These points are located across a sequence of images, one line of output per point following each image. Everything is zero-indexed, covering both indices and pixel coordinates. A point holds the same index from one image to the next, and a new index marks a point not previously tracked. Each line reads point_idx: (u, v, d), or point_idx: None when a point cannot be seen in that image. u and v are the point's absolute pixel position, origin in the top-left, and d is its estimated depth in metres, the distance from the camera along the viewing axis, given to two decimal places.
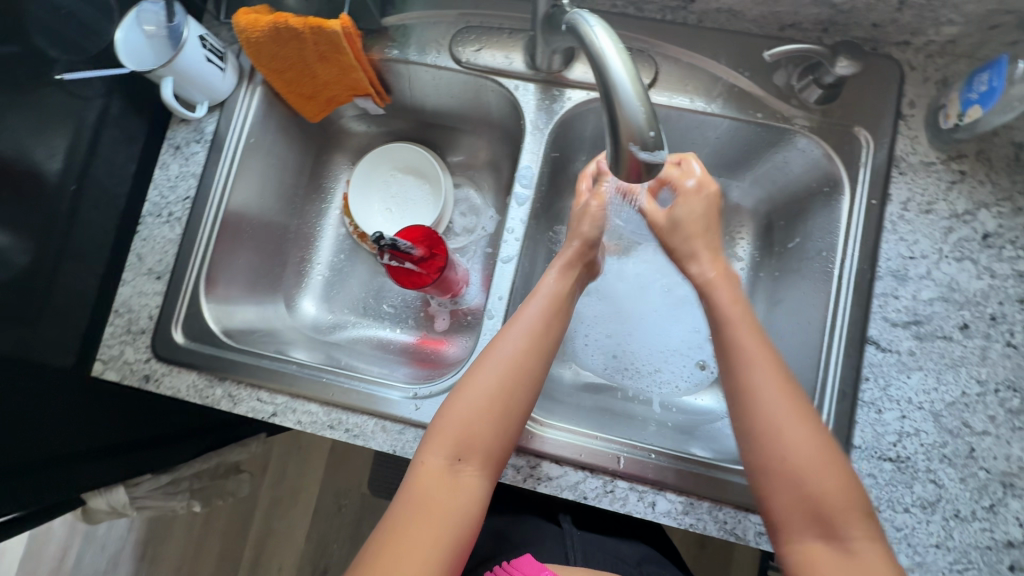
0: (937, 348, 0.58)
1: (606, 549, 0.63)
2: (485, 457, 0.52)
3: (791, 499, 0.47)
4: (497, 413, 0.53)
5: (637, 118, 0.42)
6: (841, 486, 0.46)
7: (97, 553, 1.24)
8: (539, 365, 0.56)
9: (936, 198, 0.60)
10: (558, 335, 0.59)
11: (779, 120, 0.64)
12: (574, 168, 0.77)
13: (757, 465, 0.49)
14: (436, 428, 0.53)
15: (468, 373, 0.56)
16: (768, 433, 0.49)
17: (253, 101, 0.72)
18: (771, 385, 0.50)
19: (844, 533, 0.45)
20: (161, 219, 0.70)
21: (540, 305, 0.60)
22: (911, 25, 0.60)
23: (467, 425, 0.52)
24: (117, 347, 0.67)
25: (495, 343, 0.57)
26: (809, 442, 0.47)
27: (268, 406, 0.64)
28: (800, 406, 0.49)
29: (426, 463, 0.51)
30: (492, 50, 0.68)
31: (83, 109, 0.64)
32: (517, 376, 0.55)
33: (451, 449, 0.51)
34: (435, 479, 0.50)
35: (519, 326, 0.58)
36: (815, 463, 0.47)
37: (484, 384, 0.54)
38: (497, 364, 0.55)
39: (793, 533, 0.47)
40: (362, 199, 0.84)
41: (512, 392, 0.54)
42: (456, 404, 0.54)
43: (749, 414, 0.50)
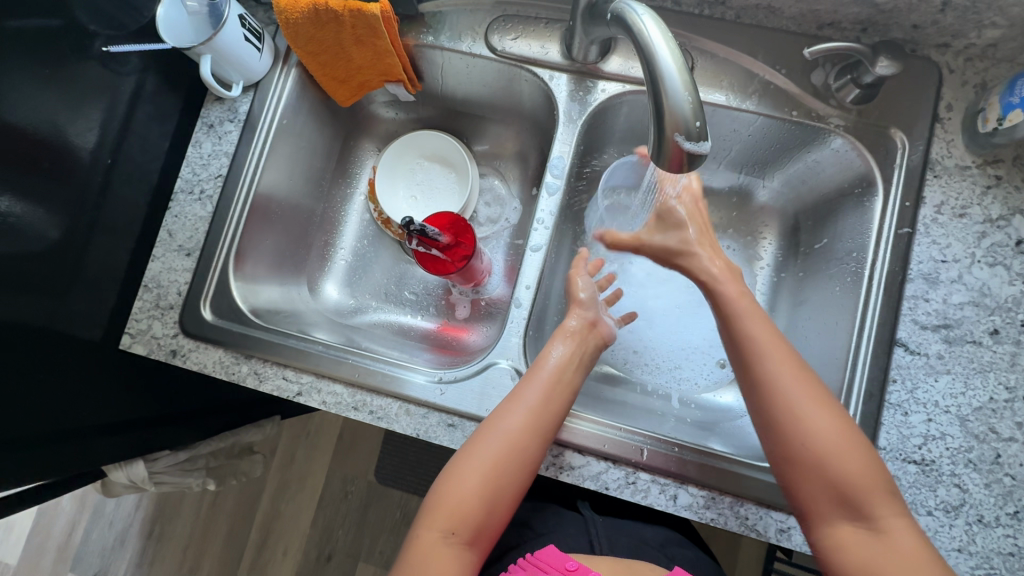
0: (966, 353, 0.58)
1: (631, 535, 0.65)
2: (476, 534, 0.52)
3: (818, 489, 0.48)
4: (489, 491, 0.53)
5: (682, 108, 0.42)
6: (866, 470, 0.47)
7: (105, 529, 1.26)
8: (537, 445, 0.55)
9: (970, 203, 0.60)
10: (560, 414, 0.57)
11: (814, 118, 0.64)
12: (601, 161, 0.77)
13: (782, 456, 0.50)
14: (433, 498, 0.53)
15: (465, 447, 0.55)
16: (790, 420, 0.50)
17: (287, 83, 0.72)
18: (784, 373, 0.51)
19: (872, 513, 0.47)
20: (192, 195, 0.70)
21: (543, 380, 0.58)
22: (953, 27, 0.60)
23: (461, 502, 0.52)
24: (145, 321, 0.66)
25: (494, 416, 0.56)
26: (828, 427, 0.49)
27: (293, 385, 0.64)
28: (817, 392, 0.50)
29: (419, 537, 0.52)
30: (527, 40, 0.69)
31: (120, 84, 0.65)
32: (512, 454, 0.54)
33: (444, 523, 0.52)
34: (427, 553, 0.50)
35: (520, 401, 0.56)
36: (837, 445, 0.48)
37: (482, 459, 0.53)
38: (495, 438, 0.54)
39: (820, 520, 0.49)
40: (388, 185, 0.84)
41: (506, 472, 0.53)
42: (452, 477, 0.53)
43: (766, 404, 0.51)
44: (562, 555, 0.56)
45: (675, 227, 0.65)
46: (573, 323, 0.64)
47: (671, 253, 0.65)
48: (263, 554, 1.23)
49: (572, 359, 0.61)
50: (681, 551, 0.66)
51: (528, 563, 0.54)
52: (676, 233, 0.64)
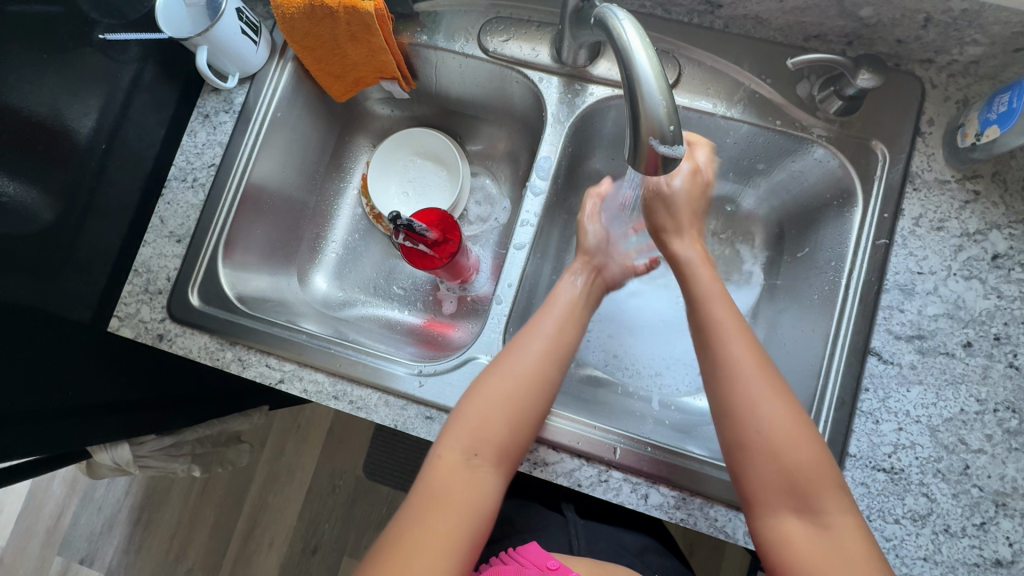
0: (938, 363, 0.58)
1: (609, 539, 0.65)
2: (500, 456, 0.53)
3: (765, 477, 0.48)
4: (512, 412, 0.54)
5: (658, 112, 0.43)
6: (816, 463, 0.48)
7: (93, 513, 1.27)
8: (556, 368, 0.57)
9: (948, 216, 0.60)
10: (575, 340, 0.60)
11: (797, 129, 0.65)
12: (591, 164, 0.78)
13: (734, 441, 0.50)
14: (453, 423, 0.54)
15: (485, 372, 0.57)
16: (744, 406, 0.50)
17: (283, 76, 0.74)
18: (744, 358, 0.52)
19: (818, 507, 0.47)
20: (185, 183, 0.71)
21: (560, 309, 0.62)
22: (935, 43, 0.61)
23: (484, 422, 0.53)
24: (134, 305, 0.67)
25: (514, 343, 0.59)
26: (784, 420, 0.49)
27: (276, 372, 0.65)
28: (776, 381, 0.51)
29: (441, 456, 0.52)
30: (519, 42, 0.70)
31: (119, 72, 0.66)
32: (534, 380, 0.56)
33: (466, 445, 0.53)
34: (450, 473, 0.51)
35: (539, 327, 0.60)
36: (789, 434, 0.48)
37: (503, 380, 0.55)
38: (513, 367, 0.56)
39: (767, 509, 0.49)
40: (381, 182, 0.86)
41: (527, 394, 0.55)
42: (474, 398, 0.55)
43: (727, 390, 0.51)
44: (544, 552, 0.56)
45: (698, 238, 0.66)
46: (580, 264, 0.68)
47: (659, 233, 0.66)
48: (248, 545, 1.24)
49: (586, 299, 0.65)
50: (658, 558, 0.66)
51: (511, 558, 0.55)
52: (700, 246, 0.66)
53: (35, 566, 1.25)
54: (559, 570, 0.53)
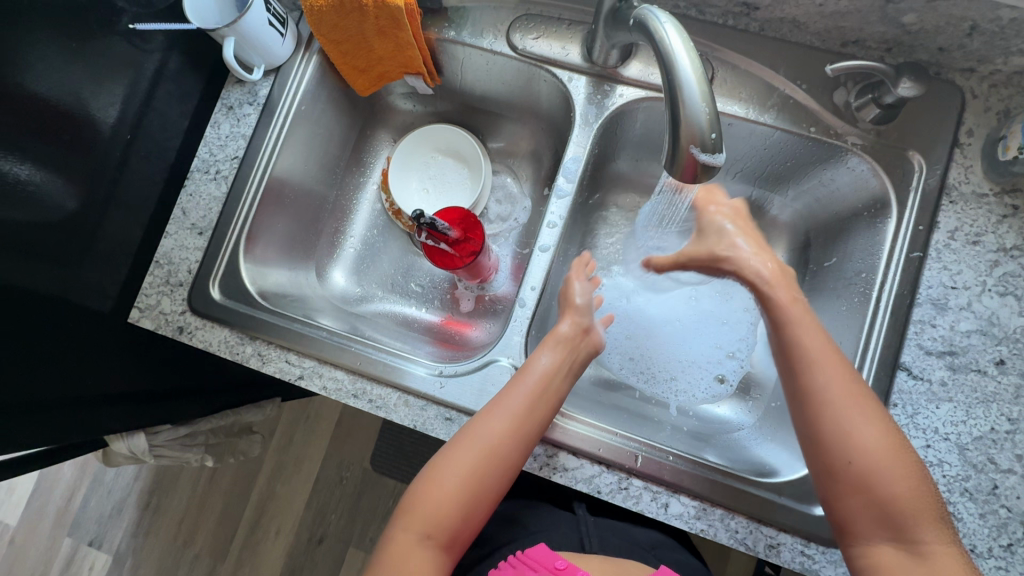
0: (969, 381, 0.57)
1: (623, 536, 0.65)
2: (452, 537, 0.53)
3: (858, 503, 0.48)
4: (467, 497, 0.53)
5: (699, 119, 0.42)
6: (915, 492, 0.47)
7: (103, 497, 1.28)
8: (518, 450, 0.55)
9: (984, 230, 0.59)
10: (544, 420, 0.56)
11: (831, 136, 0.64)
12: (615, 166, 0.77)
13: (824, 471, 0.50)
14: (411, 500, 0.54)
15: (444, 452, 0.55)
16: (833, 432, 0.49)
17: (308, 69, 0.73)
18: (838, 388, 0.50)
19: (913, 535, 0.46)
20: (208, 175, 0.70)
21: (528, 387, 0.57)
22: (979, 52, 0.59)
23: (439, 507, 0.52)
24: (155, 296, 0.67)
25: (476, 421, 0.56)
26: (879, 443, 0.48)
27: (295, 369, 0.65)
28: (872, 409, 0.50)
29: (395, 539, 0.52)
30: (549, 40, 0.68)
31: (144, 61, 0.66)
32: (493, 461, 0.54)
33: (421, 527, 0.52)
34: (403, 555, 0.51)
35: (507, 404, 0.56)
36: (885, 464, 0.48)
37: (460, 465, 0.53)
38: (475, 445, 0.54)
39: (859, 536, 0.48)
40: (401, 178, 0.85)
41: (485, 479, 0.53)
42: (431, 480, 0.54)
43: (818, 416, 0.50)
44: (551, 553, 0.56)
45: (715, 232, 0.63)
46: (565, 326, 0.63)
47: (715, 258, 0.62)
48: (256, 534, 1.25)
49: (564, 370, 0.59)
50: (672, 553, 0.66)
51: (518, 561, 0.55)
52: (715, 239, 0.62)
53: (46, 546, 1.27)
54: (565, 571, 0.53)
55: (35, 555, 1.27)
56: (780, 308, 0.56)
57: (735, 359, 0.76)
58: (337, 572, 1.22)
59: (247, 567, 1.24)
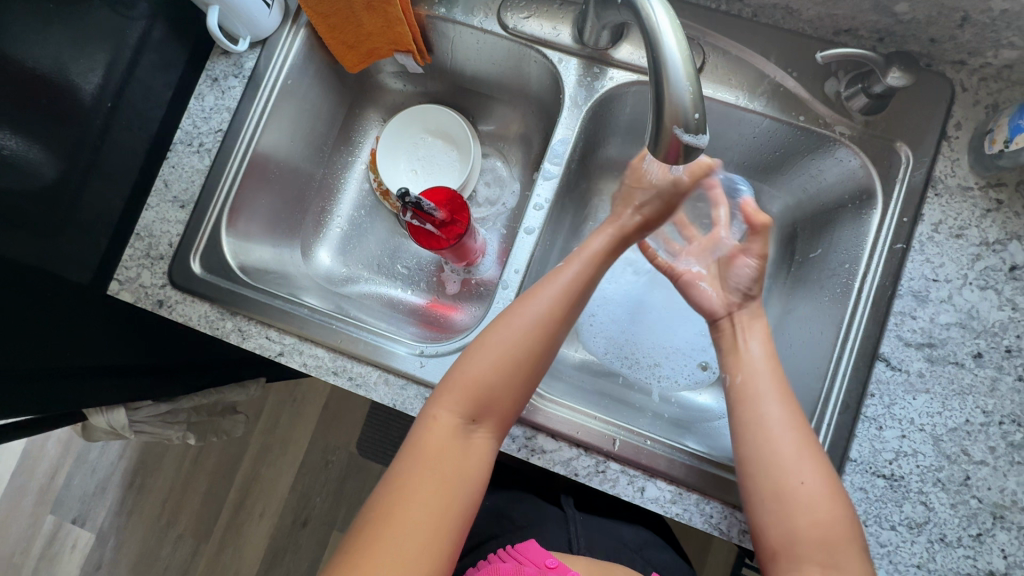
0: (947, 373, 0.58)
1: (609, 535, 0.66)
2: (500, 416, 0.54)
3: (798, 526, 0.49)
4: (519, 373, 0.54)
5: (682, 98, 0.41)
6: (844, 524, 0.48)
7: (86, 475, 1.28)
8: (564, 328, 0.57)
9: (967, 224, 0.59)
10: (586, 300, 0.59)
11: (820, 125, 0.63)
12: (604, 152, 0.77)
13: (772, 493, 0.50)
14: (454, 379, 0.54)
15: (492, 327, 0.56)
16: (786, 460, 0.50)
17: (295, 42, 0.72)
18: (791, 420, 0.52)
19: (843, 563, 0.47)
20: (191, 148, 0.69)
21: (580, 263, 0.59)
22: (969, 44, 0.59)
23: (488, 381, 0.53)
24: (134, 269, 0.66)
25: (523, 299, 0.57)
26: (815, 476, 0.50)
27: (276, 345, 0.64)
28: (810, 445, 0.51)
29: (440, 416, 0.53)
30: (540, 20, 0.68)
31: (127, 29, 0.64)
32: (543, 337, 0.55)
33: (468, 404, 0.53)
34: (447, 432, 0.52)
35: (557, 282, 0.57)
36: (827, 492, 0.49)
37: (509, 340, 0.54)
38: (525, 321, 0.55)
39: (791, 564, 0.49)
40: (390, 159, 0.84)
41: (536, 356, 0.55)
42: (477, 356, 0.54)
43: (762, 448, 0.51)
44: (544, 550, 0.56)
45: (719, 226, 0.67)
46: (625, 220, 0.62)
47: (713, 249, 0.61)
48: (239, 514, 1.25)
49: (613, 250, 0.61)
50: (655, 553, 0.66)
51: (511, 555, 0.56)
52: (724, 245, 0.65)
53: (28, 523, 1.26)
54: (557, 570, 0.53)
55: (18, 530, 1.26)
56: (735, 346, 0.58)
57: None
58: (320, 554, 1.23)
59: (231, 547, 1.24)
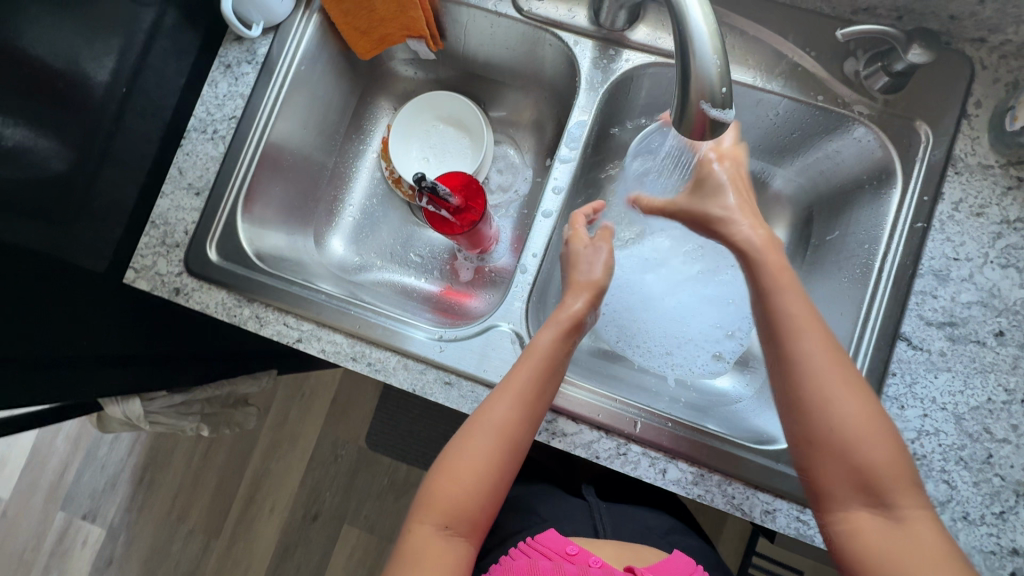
0: (969, 351, 0.57)
1: (632, 519, 0.66)
2: (470, 527, 0.52)
3: (838, 469, 0.47)
4: (485, 484, 0.53)
5: (710, 72, 0.41)
6: (890, 456, 0.46)
7: (97, 471, 1.28)
8: (527, 432, 0.55)
9: (988, 202, 0.59)
10: (548, 400, 0.56)
11: (839, 105, 0.63)
12: (619, 136, 0.76)
13: (804, 437, 0.49)
14: (427, 493, 0.53)
15: (459, 439, 0.54)
16: (817, 403, 0.48)
17: (308, 28, 0.71)
18: (823, 357, 0.49)
19: (891, 502, 0.46)
20: (205, 135, 0.69)
21: (536, 365, 0.56)
22: (991, 20, 0.58)
23: (456, 497, 0.52)
24: (150, 257, 0.66)
25: (485, 406, 0.55)
26: (857, 411, 0.47)
27: (294, 332, 0.64)
28: (852, 378, 0.49)
29: (413, 531, 0.51)
30: (555, 2, 0.67)
31: (139, 14, 0.64)
32: (507, 445, 0.53)
33: (441, 517, 0.51)
34: (424, 549, 0.50)
35: (514, 387, 0.55)
36: (865, 432, 0.47)
37: (477, 451, 0.53)
38: (487, 433, 0.53)
39: (837, 503, 0.48)
40: (403, 144, 0.84)
41: (499, 463, 0.53)
42: (447, 470, 0.53)
43: (799, 387, 0.49)
44: (561, 538, 0.56)
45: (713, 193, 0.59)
46: (578, 303, 0.61)
47: (710, 222, 0.59)
48: (250, 508, 1.25)
49: (565, 345, 0.58)
50: (682, 539, 0.66)
51: (531, 550, 0.55)
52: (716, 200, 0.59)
53: (39, 519, 1.27)
54: (577, 557, 0.53)
55: (29, 526, 1.26)
56: (764, 270, 0.54)
57: (733, 339, 0.76)
58: (331, 547, 1.23)
59: (242, 541, 1.24)
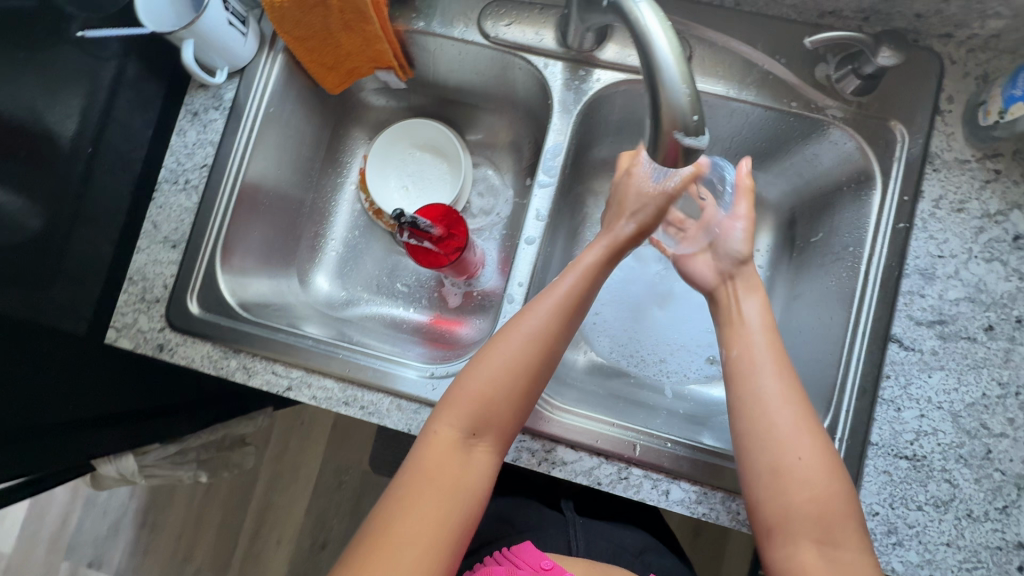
0: (960, 348, 0.57)
1: (611, 540, 0.65)
2: (497, 427, 0.53)
3: (794, 503, 0.49)
4: (516, 389, 0.53)
5: (680, 101, 0.41)
6: (837, 494, 0.48)
7: (98, 518, 1.26)
8: (563, 340, 0.56)
9: (968, 197, 0.59)
10: (584, 309, 0.59)
11: (812, 110, 0.63)
12: (597, 152, 0.76)
13: (764, 471, 0.50)
14: (452, 396, 0.54)
15: (491, 342, 0.56)
16: (779, 439, 0.50)
17: (274, 69, 0.70)
18: (784, 394, 0.52)
19: (836, 539, 0.48)
20: (177, 186, 0.68)
21: (575, 276, 0.59)
22: (956, 17, 0.58)
23: (487, 393, 0.53)
24: (131, 314, 0.65)
25: (523, 314, 0.57)
26: (815, 452, 0.49)
27: (283, 380, 0.63)
28: (810, 421, 0.51)
29: (438, 433, 0.52)
30: (522, 26, 0.67)
31: (100, 69, 0.62)
32: (543, 351, 0.55)
33: (467, 421, 0.52)
34: (447, 450, 0.51)
35: (554, 295, 0.57)
36: (822, 474, 0.49)
37: (510, 355, 0.54)
38: (524, 336, 0.55)
39: (786, 539, 0.49)
40: (379, 175, 0.83)
41: (534, 367, 0.54)
42: (479, 370, 0.54)
43: (764, 424, 0.51)
44: (539, 552, 0.56)
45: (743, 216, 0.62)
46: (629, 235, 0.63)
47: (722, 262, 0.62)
48: (256, 545, 1.24)
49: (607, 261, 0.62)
50: (658, 559, 0.65)
51: (504, 558, 0.56)
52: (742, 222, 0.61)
53: (43, 572, 1.24)
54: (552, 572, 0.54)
55: None
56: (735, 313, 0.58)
57: None
58: None
59: None
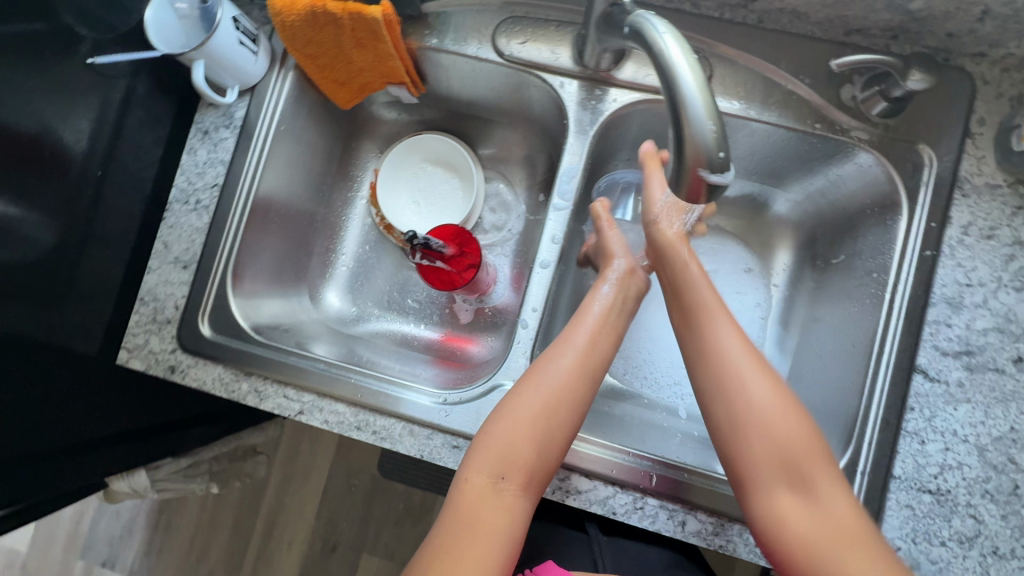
0: (988, 380, 0.56)
1: (633, 558, 0.65)
2: (526, 479, 0.52)
3: (748, 418, 0.50)
4: (544, 436, 0.53)
5: (705, 137, 0.39)
6: (793, 423, 0.49)
7: (112, 519, 1.27)
8: (589, 388, 0.56)
9: (999, 224, 0.57)
10: (607, 355, 0.58)
11: (837, 131, 0.61)
12: (612, 168, 0.74)
13: (712, 401, 0.52)
14: (480, 443, 0.53)
15: (512, 391, 0.55)
16: (718, 354, 0.53)
17: (285, 86, 0.69)
18: (710, 304, 0.55)
19: (809, 480, 0.48)
20: (188, 206, 0.67)
21: (590, 324, 0.59)
22: (990, 37, 0.56)
23: (512, 443, 0.52)
24: (142, 336, 0.64)
25: (543, 360, 0.57)
26: (749, 356, 0.52)
27: (295, 404, 0.62)
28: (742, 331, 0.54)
29: (468, 480, 0.51)
30: (537, 44, 0.65)
31: (111, 89, 0.61)
32: (565, 398, 0.54)
33: (494, 467, 0.51)
34: (479, 496, 0.50)
35: (569, 344, 0.57)
36: (757, 372, 0.51)
37: (532, 401, 0.54)
38: (546, 382, 0.54)
39: (757, 485, 0.49)
40: (390, 190, 0.82)
41: (559, 413, 0.53)
42: (504, 418, 0.54)
43: (701, 335, 0.54)
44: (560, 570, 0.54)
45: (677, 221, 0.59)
46: (615, 270, 0.63)
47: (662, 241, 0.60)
48: (267, 548, 1.24)
49: (613, 299, 0.61)
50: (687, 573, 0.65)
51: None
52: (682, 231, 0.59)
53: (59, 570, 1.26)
54: None
55: None
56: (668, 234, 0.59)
57: None
58: None
59: None
